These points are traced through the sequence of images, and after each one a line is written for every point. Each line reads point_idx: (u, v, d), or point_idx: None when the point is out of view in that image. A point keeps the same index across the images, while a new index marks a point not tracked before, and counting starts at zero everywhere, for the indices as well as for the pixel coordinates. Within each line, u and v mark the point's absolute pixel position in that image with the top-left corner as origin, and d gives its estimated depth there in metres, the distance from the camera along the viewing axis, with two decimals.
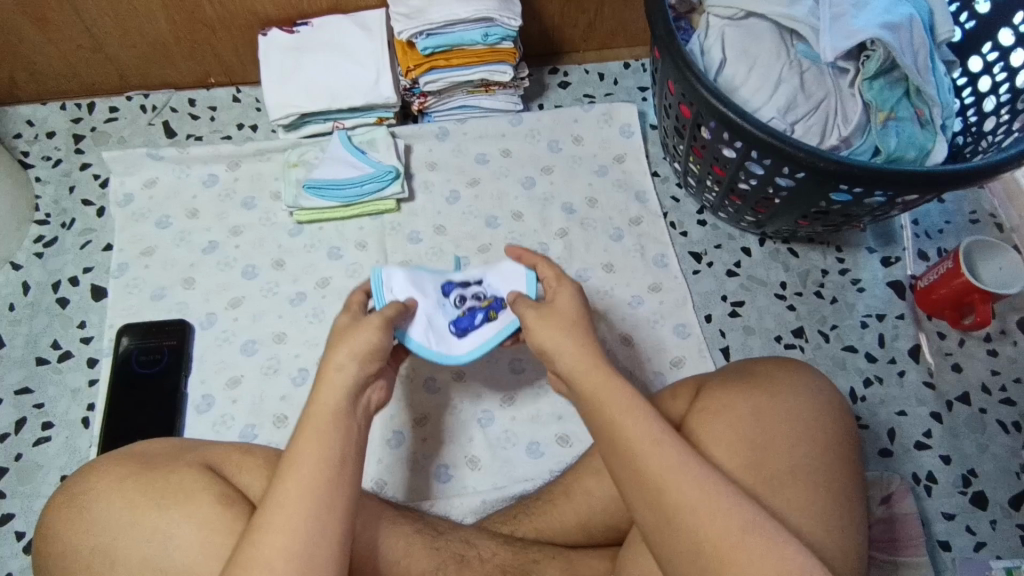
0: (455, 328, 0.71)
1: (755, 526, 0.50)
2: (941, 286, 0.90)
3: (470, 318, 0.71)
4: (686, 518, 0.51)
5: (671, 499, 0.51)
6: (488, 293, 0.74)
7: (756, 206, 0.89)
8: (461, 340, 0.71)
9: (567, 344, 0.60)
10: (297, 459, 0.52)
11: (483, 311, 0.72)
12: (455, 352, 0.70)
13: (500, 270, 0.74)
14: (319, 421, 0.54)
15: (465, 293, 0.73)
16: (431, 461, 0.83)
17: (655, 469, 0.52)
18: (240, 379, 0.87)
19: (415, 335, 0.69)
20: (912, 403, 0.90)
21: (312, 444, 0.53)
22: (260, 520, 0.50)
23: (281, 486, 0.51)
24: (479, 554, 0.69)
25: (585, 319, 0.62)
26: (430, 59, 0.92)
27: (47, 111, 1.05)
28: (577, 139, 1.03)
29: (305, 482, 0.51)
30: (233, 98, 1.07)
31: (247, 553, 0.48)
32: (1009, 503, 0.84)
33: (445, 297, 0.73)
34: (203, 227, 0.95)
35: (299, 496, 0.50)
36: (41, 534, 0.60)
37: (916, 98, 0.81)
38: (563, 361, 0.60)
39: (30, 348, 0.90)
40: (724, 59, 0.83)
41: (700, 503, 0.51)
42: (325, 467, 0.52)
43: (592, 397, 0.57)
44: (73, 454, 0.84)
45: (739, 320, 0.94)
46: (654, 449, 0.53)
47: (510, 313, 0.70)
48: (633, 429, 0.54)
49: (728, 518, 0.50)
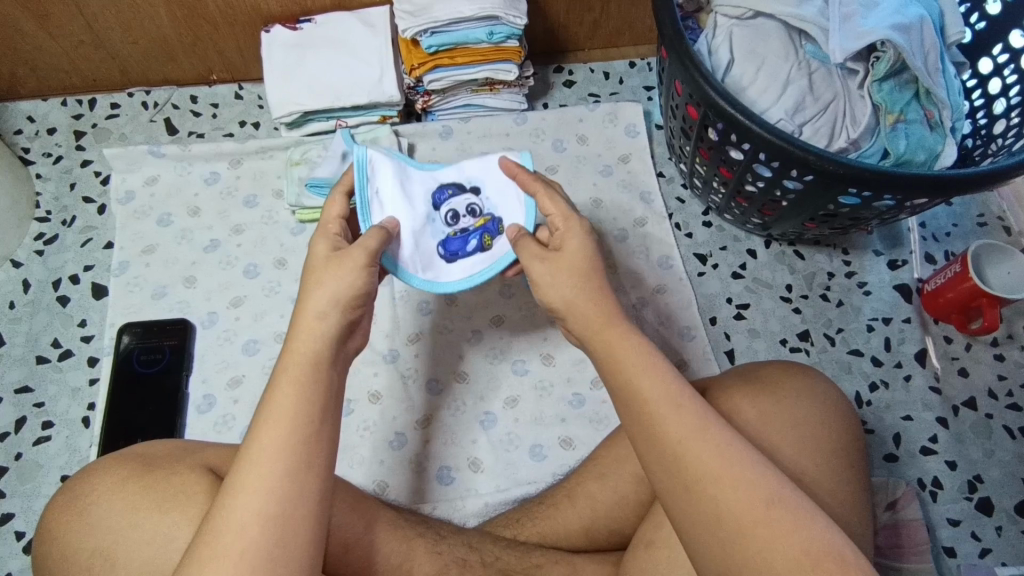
0: (445, 251, 0.69)
1: (780, 499, 0.48)
2: (948, 290, 0.89)
3: (461, 242, 0.69)
4: (708, 486, 0.49)
5: (692, 466, 0.49)
6: (482, 209, 0.70)
7: (763, 208, 0.89)
8: (450, 264, 0.69)
9: (582, 300, 0.59)
10: (271, 414, 0.50)
11: (476, 234, 0.69)
12: (444, 279, 0.69)
13: (495, 184, 0.70)
14: (295, 370, 0.52)
15: (457, 209, 0.70)
16: (433, 462, 0.83)
17: (679, 433, 0.51)
18: (242, 379, 0.86)
19: (404, 258, 0.67)
20: (917, 408, 0.89)
21: (287, 397, 0.50)
22: (233, 473, 0.48)
23: (254, 442, 0.49)
24: (481, 558, 0.68)
25: (597, 270, 0.61)
26: (435, 57, 0.91)
27: (48, 107, 1.04)
28: (581, 138, 1.02)
29: (278, 440, 0.49)
30: (236, 95, 1.06)
31: (221, 507, 0.47)
32: (1016, 509, 0.84)
33: (436, 212, 0.69)
34: (205, 225, 0.94)
35: (270, 453, 0.48)
36: (42, 535, 0.60)
37: (927, 100, 0.80)
38: (576, 317, 0.60)
39: (30, 346, 0.89)
40: (732, 59, 0.83)
41: (722, 471, 0.49)
42: (300, 424, 0.50)
43: (610, 354, 0.57)
44: (73, 454, 0.84)
45: (744, 323, 0.93)
46: (679, 413, 0.52)
47: (504, 243, 0.69)
48: (652, 394, 0.53)
49: (752, 488, 0.48)
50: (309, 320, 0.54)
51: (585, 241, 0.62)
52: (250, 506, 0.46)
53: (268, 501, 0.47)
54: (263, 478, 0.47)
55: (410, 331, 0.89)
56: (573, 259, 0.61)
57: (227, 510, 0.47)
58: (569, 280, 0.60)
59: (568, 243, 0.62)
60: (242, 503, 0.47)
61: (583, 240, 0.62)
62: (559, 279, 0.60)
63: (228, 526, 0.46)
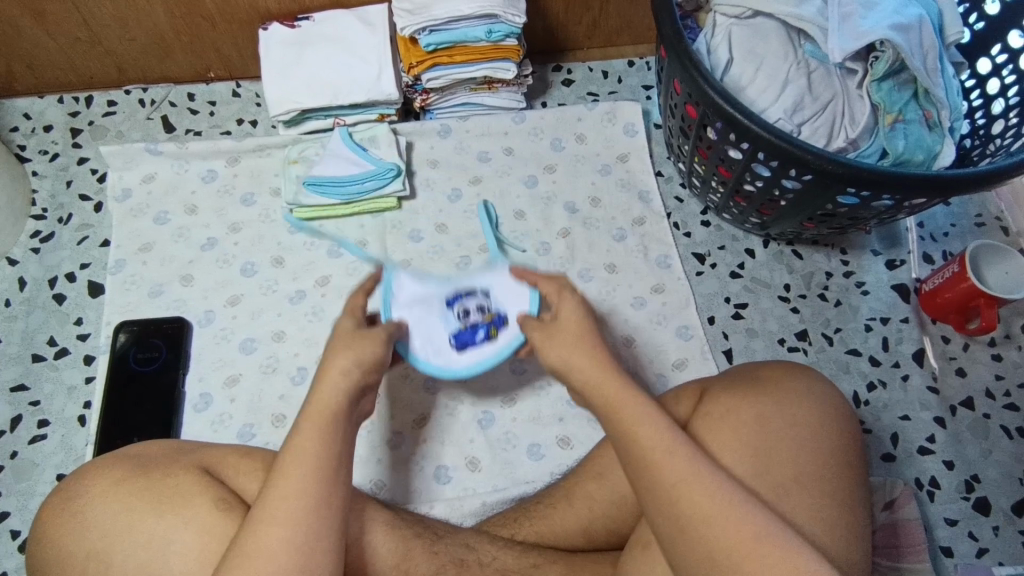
0: (456, 342, 0.77)
1: (767, 536, 0.51)
2: (946, 290, 0.89)
3: (470, 334, 0.77)
4: (700, 527, 0.51)
5: (685, 509, 0.52)
6: (491, 306, 0.79)
7: (761, 208, 0.89)
8: (460, 353, 0.77)
9: (578, 353, 0.60)
10: (295, 459, 0.52)
11: (484, 327, 0.77)
12: (455, 365, 0.77)
13: (503, 287, 0.80)
14: (317, 416, 0.55)
15: (467, 306, 0.79)
16: (430, 462, 0.82)
17: (671, 478, 0.53)
18: (239, 378, 0.86)
19: (419, 349, 0.77)
20: (915, 408, 0.89)
21: (308, 441, 0.53)
22: (261, 512, 0.51)
23: (279, 484, 0.52)
24: (478, 559, 0.68)
25: (591, 329, 0.62)
26: (433, 55, 0.91)
27: (44, 104, 1.04)
28: (580, 138, 1.02)
29: (303, 480, 0.52)
30: (233, 93, 1.06)
31: (251, 545, 0.50)
32: (1013, 509, 0.84)
33: (449, 309, 0.79)
34: (202, 223, 0.94)
35: (296, 493, 0.51)
36: (36, 537, 0.59)
37: (925, 100, 0.80)
38: (574, 372, 0.60)
39: (26, 344, 0.89)
40: (731, 58, 0.82)
41: (713, 515, 0.52)
42: (323, 465, 0.53)
43: (605, 403, 0.58)
44: (69, 453, 0.83)
45: (742, 323, 0.93)
46: (671, 459, 0.54)
47: (510, 333, 0.76)
48: (646, 439, 0.55)
49: (741, 526, 0.51)
50: (332, 371, 0.57)
51: (578, 305, 0.64)
52: (278, 542, 0.49)
53: (297, 536, 0.50)
54: (290, 515, 0.50)
55: None
56: (567, 325, 0.63)
57: (254, 544, 0.49)
58: (567, 341, 0.61)
59: (562, 308, 0.64)
60: (270, 537, 0.50)
61: (576, 304, 0.64)
62: (556, 341, 0.62)
63: (256, 559, 0.49)
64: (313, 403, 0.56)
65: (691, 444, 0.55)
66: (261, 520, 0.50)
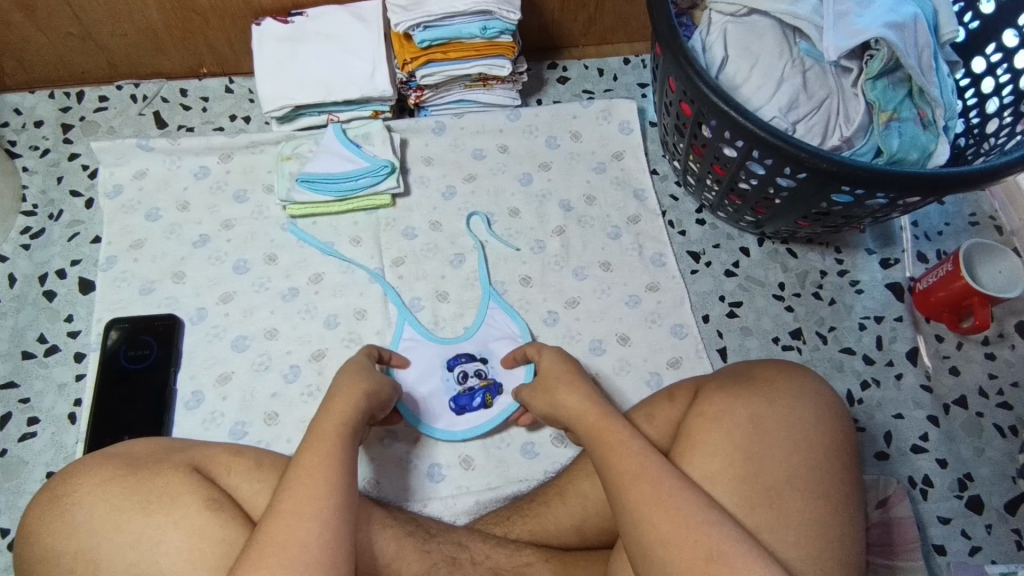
0: (454, 404, 0.84)
1: (719, 555, 0.52)
2: (940, 289, 0.89)
3: (468, 397, 0.84)
4: (659, 546, 0.54)
5: (647, 530, 0.54)
6: (488, 374, 0.86)
7: (756, 207, 0.88)
8: (458, 415, 0.83)
9: (565, 392, 0.68)
10: (310, 459, 0.56)
11: (481, 392, 0.84)
12: (454, 428, 0.83)
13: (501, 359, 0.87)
14: (329, 425, 0.60)
15: (467, 370, 0.86)
16: (423, 460, 0.82)
17: (639, 499, 0.56)
18: (231, 375, 0.85)
19: (421, 408, 0.83)
20: (909, 406, 0.89)
21: (326, 447, 0.58)
22: (282, 502, 0.54)
23: (297, 480, 0.55)
24: (471, 557, 0.68)
25: (574, 370, 0.71)
26: (428, 52, 0.90)
27: (35, 99, 1.03)
28: (575, 135, 1.02)
29: (328, 477, 0.55)
30: (226, 89, 1.05)
31: (274, 529, 0.52)
32: (1005, 508, 0.84)
33: (450, 372, 0.86)
34: (195, 220, 0.93)
35: (322, 490, 0.54)
36: (22, 538, 0.58)
37: (920, 99, 0.80)
38: (565, 404, 0.67)
39: (15, 342, 0.88)
40: (726, 56, 0.82)
41: (672, 535, 0.54)
42: (344, 466, 0.57)
43: (589, 430, 0.63)
44: (59, 450, 0.83)
45: (736, 321, 0.93)
46: (640, 481, 0.57)
47: (505, 401, 0.84)
48: (618, 464, 0.59)
49: (693, 547, 0.53)
50: (345, 395, 0.64)
51: (557, 355, 0.73)
52: (309, 535, 0.52)
53: (326, 529, 0.52)
54: (319, 510, 0.53)
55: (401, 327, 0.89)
56: (551, 372, 0.71)
57: (282, 538, 0.51)
58: (548, 385, 0.70)
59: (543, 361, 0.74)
60: (300, 530, 0.52)
61: (557, 356, 0.73)
62: (542, 386, 0.72)
63: (288, 549, 0.51)
64: (324, 418, 0.61)
65: (661, 464, 0.58)
66: (288, 514, 0.53)
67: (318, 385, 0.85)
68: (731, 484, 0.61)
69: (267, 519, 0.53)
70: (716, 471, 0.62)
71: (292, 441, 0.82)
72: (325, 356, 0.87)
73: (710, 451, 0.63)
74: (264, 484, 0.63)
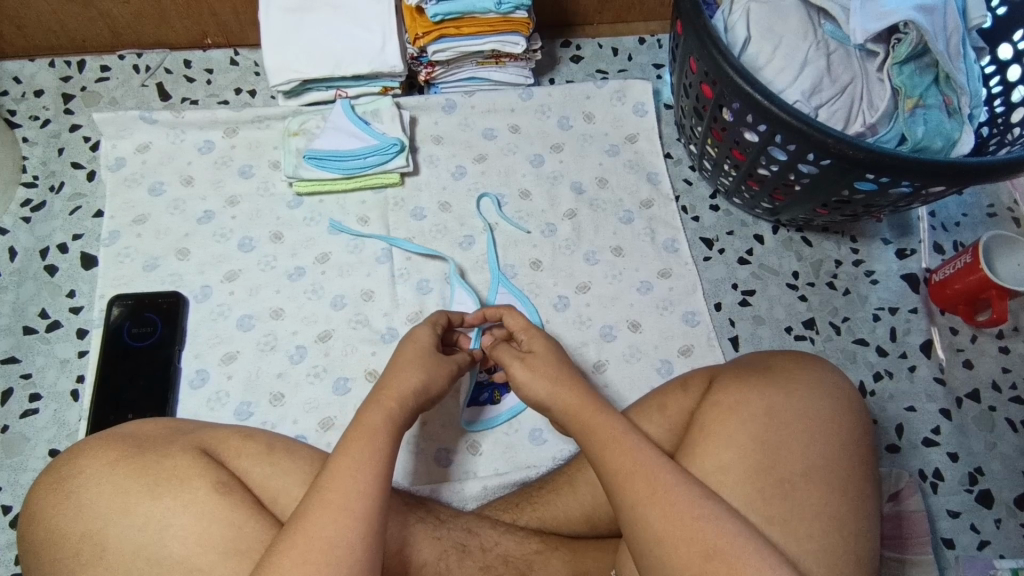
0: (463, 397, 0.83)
1: (717, 553, 0.51)
2: (956, 280, 0.88)
3: (477, 391, 0.83)
4: (656, 542, 0.53)
5: (652, 526, 0.53)
6: None
7: (774, 193, 0.87)
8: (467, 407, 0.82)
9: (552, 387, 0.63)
10: (348, 447, 0.55)
11: (489, 388, 0.83)
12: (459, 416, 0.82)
13: None
14: (375, 408, 0.59)
15: None
16: (432, 445, 0.81)
17: (636, 498, 0.55)
18: (236, 355, 0.84)
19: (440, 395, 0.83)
20: (921, 399, 0.88)
21: (371, 437, 0.56)
22: (325, 494, 0.52)
23: (333, 474, 0.53)
24: (480, 544, 0.67)
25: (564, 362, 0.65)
26: (441, 26, 0.87)
27: (35, 68, 1.00)
28: (588, 116, 1.00)
29: (373, 468, 0.54)
30: (231, 61, 1.03)
31: (315, 525, 0.50)
32: (1015, 502, 0.84)
33: None
34: (199, 195, 0.91)
35: (365, 489, 0.53)
36: (27, 517, 0.57)
37: (945, 85, 0.78)
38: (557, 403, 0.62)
39: (16, 316, 0.87)
40: (748, 36, 0.80)
41: (671, 532, 0.53)
42: (387, 467, 0.55)
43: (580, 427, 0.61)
44: (61, 427, 0.82)
45: (750, 309, 0.92)
46: (639, 481, 0.55)
47: (512, 399, 0.83)
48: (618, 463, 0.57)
49: (688, 545, 0.52)
50: (400, 365, 0.63)
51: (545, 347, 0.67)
52: (352, 536, 0.50)
53: (369, 530, 0.51)
54: (365, 509, 0.52)
55: (408, 308, 0.87)
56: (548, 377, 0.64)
57: (328, 535, 0.50)
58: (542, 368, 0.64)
59: (540, 365, 0.64)
60: (342, 530, 0.50)
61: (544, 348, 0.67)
62: (537, 373, 0.64)
63: (333, 549, 0.50)
64: (366, 413, 0.58)
65: (664, 461, 0.57)
66: (332, 508, 0.51)
67: (325, 365, 0.84)
68: (741, 476, 0.60)
69: (311, 508, 0.51)
70: (725, 464, 0.61)
71: (297, 422, 0.81)
72: (332, 337, 0.85)
73: (721, 443, 0.62)
74: (275, 468, 0.62)
